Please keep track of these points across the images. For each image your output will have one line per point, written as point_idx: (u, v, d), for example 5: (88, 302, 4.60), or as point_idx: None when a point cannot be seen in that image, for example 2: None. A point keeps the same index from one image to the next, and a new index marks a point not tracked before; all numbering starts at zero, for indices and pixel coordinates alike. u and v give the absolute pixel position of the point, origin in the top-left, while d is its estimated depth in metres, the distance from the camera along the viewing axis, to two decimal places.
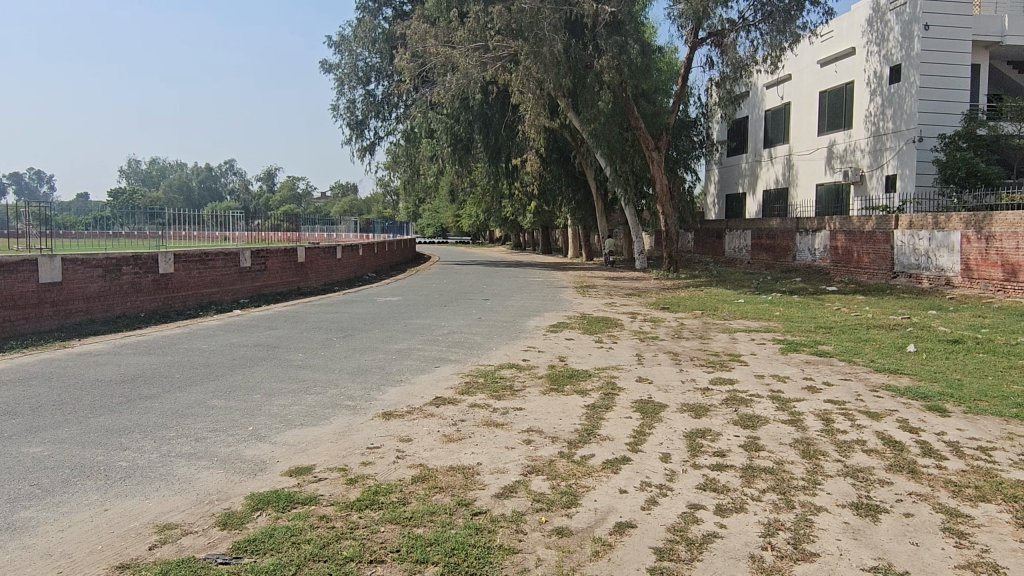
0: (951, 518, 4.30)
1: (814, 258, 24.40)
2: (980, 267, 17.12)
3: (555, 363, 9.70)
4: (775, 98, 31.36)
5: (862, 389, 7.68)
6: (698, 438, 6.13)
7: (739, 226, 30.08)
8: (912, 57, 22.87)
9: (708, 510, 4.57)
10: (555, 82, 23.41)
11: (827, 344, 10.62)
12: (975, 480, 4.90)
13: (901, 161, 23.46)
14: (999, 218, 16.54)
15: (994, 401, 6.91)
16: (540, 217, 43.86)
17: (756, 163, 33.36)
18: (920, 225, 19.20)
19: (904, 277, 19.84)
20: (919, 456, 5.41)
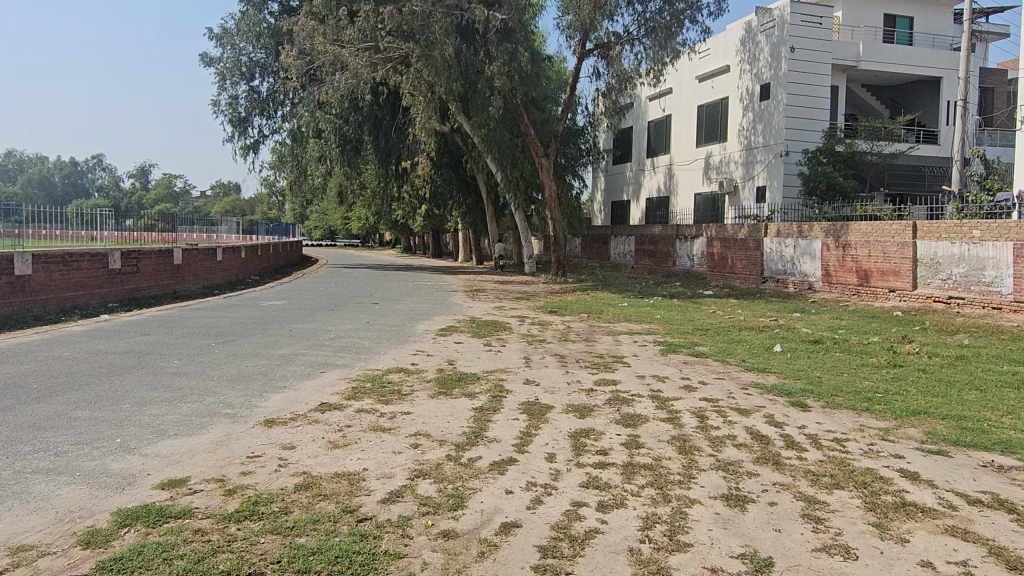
0: (809, 505, 4.64)
1: (692, 264, 25.62)
2: (838, 272, 18.52)
3: (443, 367, 9.68)
4: (656, 110, 32.73)
5: (735, 387, 8.15)
6: (582, 437, 6.30)
7: (623, 231, 31.13)
8: (780, 77, 24.46)
9: (590, 507, 4.71)
10: (447, 86, 23.45)
11: (703, 345, 11.19)
12: (831, 468, 5.31)
13: (770, 173, 25.05)
14: (854, 228, 17.98)
15: (848, 396, 7.52)
16: (431, 221, 43.57)
17: (639, 172, 34.62)
18: (786, 234, 20.62)
19: (772, 282, 21.20)
20: (783, 448, 5.81)
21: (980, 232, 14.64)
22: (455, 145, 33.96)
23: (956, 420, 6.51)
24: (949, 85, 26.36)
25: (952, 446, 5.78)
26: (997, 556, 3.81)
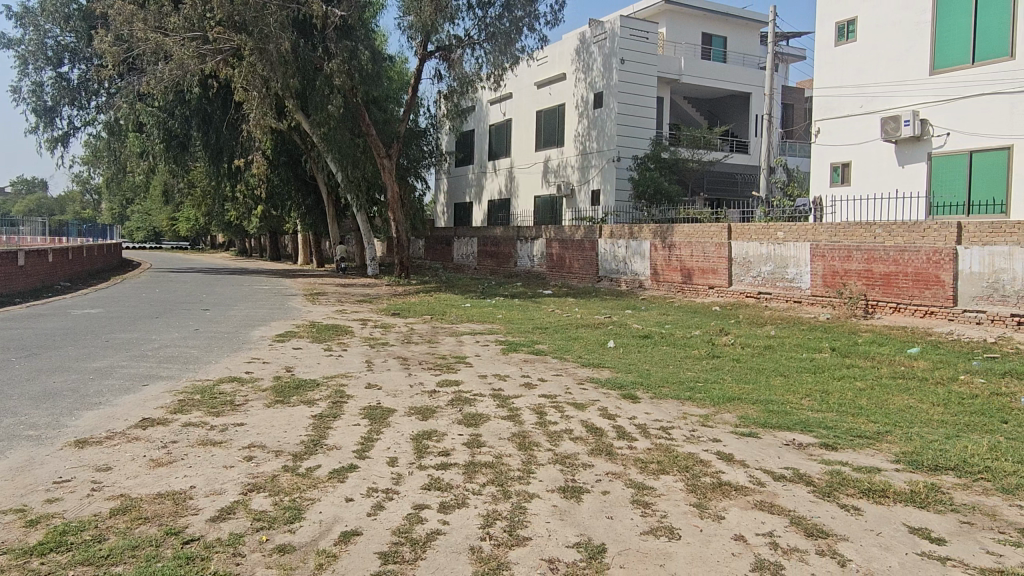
0: (638, 491, 4.92)
1: (532, 264, 26.34)
2: (664, 271, 19.79)
3: (280, 374, 9.26)
4: (497, 114, 33.33)
5: (572, 382, 8.48)
6: (424, 439, 6.27)
7: (466, 233, 31.38)
8: (612, 87, 25.75)
9: (432, 509, 4.70)
10: (283, 82, 22.51)
11: (542, 343, 11.55)
12: (658, 455, 5.66)
13: (604, 177, 26.31)
14: (678, 230, 19.30)
15: (673, 386, 8.07)
16: (268, 222, 41.62)
17: (481, 174, 35.08)
18: (619, 235, 21.75)
19: (606, 280, 22.28)
20: (615, 439, 6.12)
21: (785, 233, 16.22)
22: (292, 143, 32.63)
23: (764, 404, 7.17)
24: (757, 101, 29.01)
25: (760, 427, 6.35)
26: (797, 525, 4.23)
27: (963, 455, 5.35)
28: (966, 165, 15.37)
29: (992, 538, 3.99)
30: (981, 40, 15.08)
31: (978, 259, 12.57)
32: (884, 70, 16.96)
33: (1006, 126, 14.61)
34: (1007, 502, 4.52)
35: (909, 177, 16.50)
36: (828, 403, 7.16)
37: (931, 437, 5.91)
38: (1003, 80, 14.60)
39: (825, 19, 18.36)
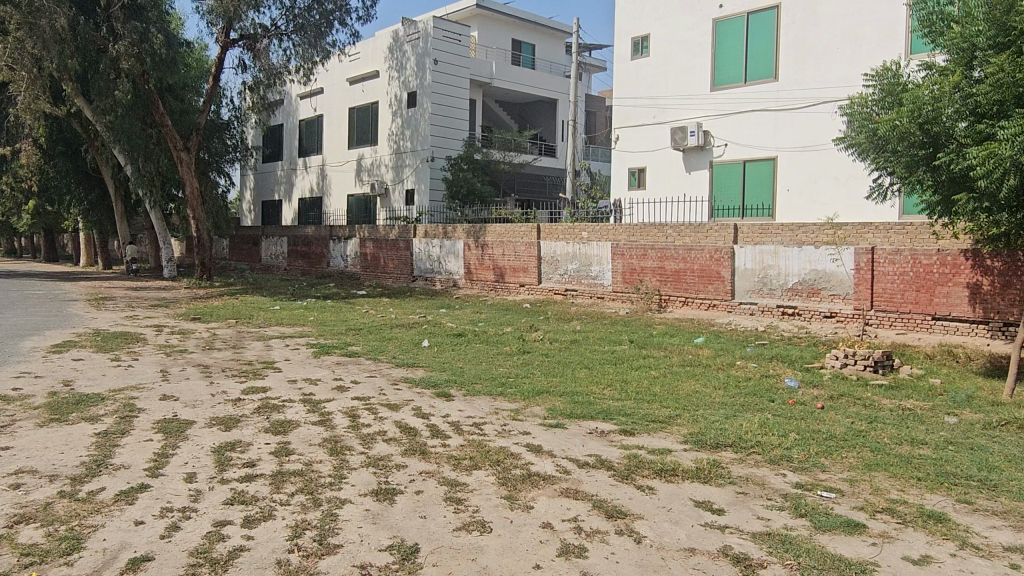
0: (451, 488, 4.96)
1: (346, 264, 25.72)
2: (478, 270, 20.16)
3: (56, 390, 8.24)
4: (307, 108, 32.12)
5: (385, 383, 8.38)
6: (226, 451, 5.89)
7: (274, 232, 29.91)
8: (425, 87, 25.80)
9: (235, 524, 4.43)
10: (58, 62, 20.08)
11: (355, 344, 11.31)
12: (471, 451, 5.75)
13: (417, 177, 26.31)
14: (490, 230, 19.75)
15: (486, 383, 8.24)
16: (41, 218, 36.95)
17: (290, 171, 33.62)
18: (433, 235, 21.85)
19: (421, 280, 22.30)
20: (428, 438, 6.13)
21: (588, 234, 17.14)
22: (71, 132, 29.21)
23: (570, 395, 7.55)
24: (563, 107, 30.74)
25: (566, 418, 6.67)
26: (598, 508, 4.49)
27: (739, 432, 5.98)
28: (740, 174, 17.17)
29: (761, 504, 4.50)
30: (751, 63, 16.91)
31: (751, 257, 14.13)
32: (674, 83, 18.45)
33: (773, 138, 16.50)
34: (774, 471, 5.11)
35: (694, 182, 18.08)
36: (627, 392, 7.70)
37: (712, 418, 6.54)
38: (771, 98, 16.51)
39: (623, 33, 19.58)
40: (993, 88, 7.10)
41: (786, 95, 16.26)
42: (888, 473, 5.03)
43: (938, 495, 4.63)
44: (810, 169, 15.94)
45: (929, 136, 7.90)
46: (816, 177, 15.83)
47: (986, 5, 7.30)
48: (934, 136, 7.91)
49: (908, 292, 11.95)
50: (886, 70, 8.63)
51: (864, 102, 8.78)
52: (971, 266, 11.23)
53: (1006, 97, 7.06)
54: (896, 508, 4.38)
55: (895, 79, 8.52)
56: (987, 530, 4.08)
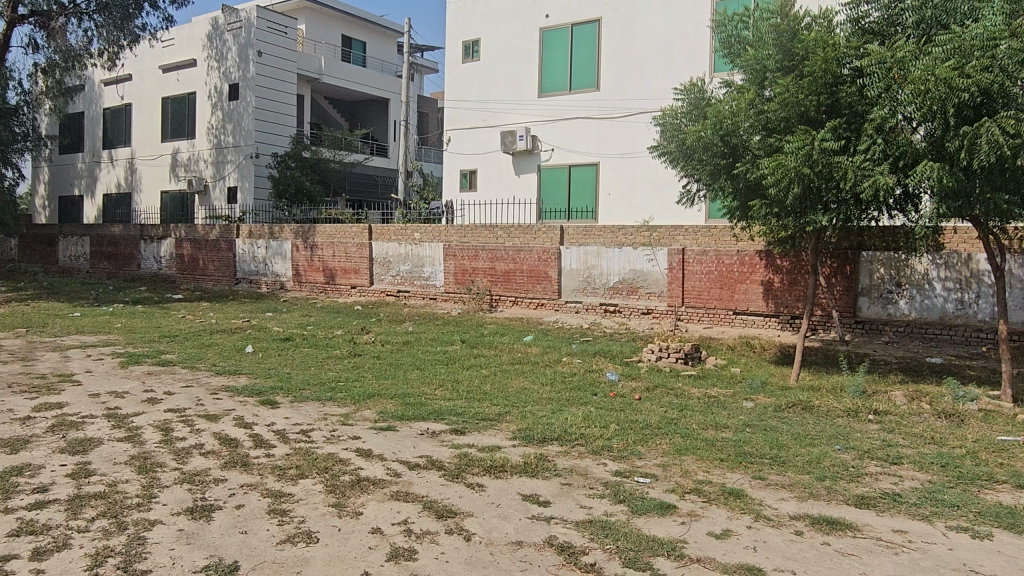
0: (275, 500, 4.74)
1: (160, 266, 23.81)
2: (306, 272, 19.45)
3: None
4: (113, 96, 29.34)
5: (204, 393, 7.84)
6: (12, 477, 5.22)
7: (74, 231, 27.01)
8: (248, 79, 24.53)
9: (22, 559, 3.94)
10: None
11: (169, 352, 10.48)
12: (297, 460, 5.53)
13: (240, 174, 24.92)
14: (319, 230, 19.15)
15: (314, 388, 7.96)
16: None
17: (93, 164, 30.52)
18: (258, 235, 20.80)
19: (245, 283, 21.14)
20: (251, 448, 5.82)
21: (420, 235, 17.11)
22: None
23: (402, 397, 7.49)
24: (395, 107, 30.81)
25: (398, 420, 6.60)
26: (429, 509, 4.49)
27: (564, 426, 6.23)
28: (566, 178, 17.90)
29: (584, 493, 4.71)
30: (575, 73, 17.70)
31: (576, 257, 14.78)
32: (503, 88, 18.88)
33: (595, 146, 17.35)
34: (595, 461, 5.37)
35: (523, 185, 18.59)
36: (459, 392, 7.76)
37: (540, 413, 6.76)
38: (593, 106, 17.36)
39: (454, 36, 19.75)
40: (781, 106, 7.91)
41: (606, 104, 17.18)
42: (695, 456, 5.46)
43: (737, 473, 5.09)
44: (630, 175, 16.91)
45: (728, 147, 8.67)
46: (635, 184, 16.82)
47: (774, 32, 8.13)
48: (733, 148, 8.69)
49: (714, 289, 13.07)
50: (693, 85, 9.34)
51: (673, 114, 9.44)
52: (765, 266, 12.52)
53: (791, 115, 7.90)
54: (702, 488, 4.76)
55: (700, 95, 9.26)
56: (777, 502, 4.55)
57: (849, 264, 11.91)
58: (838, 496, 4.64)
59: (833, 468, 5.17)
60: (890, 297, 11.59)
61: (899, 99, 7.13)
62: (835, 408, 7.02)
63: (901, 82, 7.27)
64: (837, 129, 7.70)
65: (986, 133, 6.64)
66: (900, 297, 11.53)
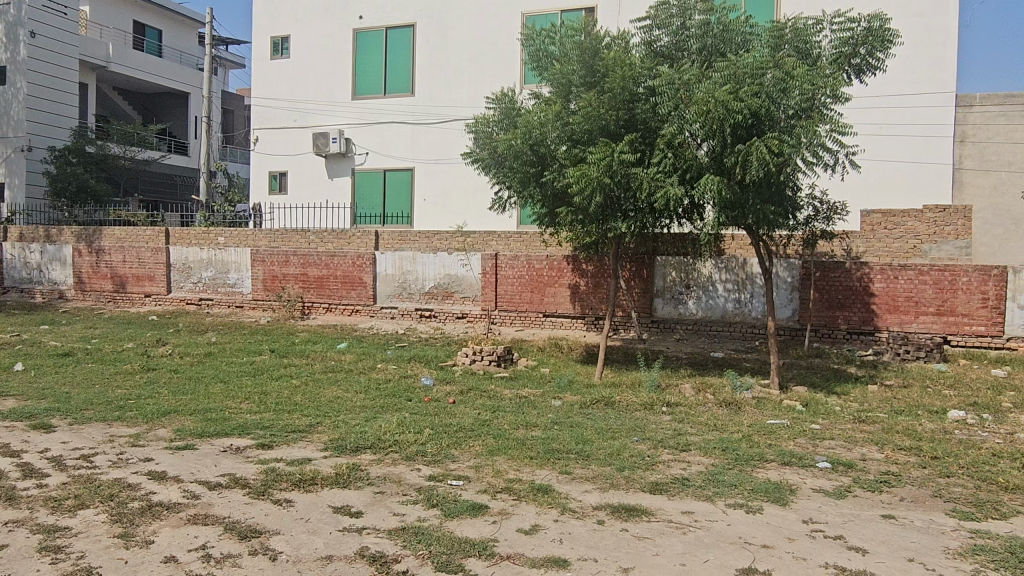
0: (48, 535, 4.22)
1: None
2: (91, 279, 17.58)
3: None
4: None
5: None
6: None
7: None
8: (18, 63, 21.77)
9: None
10: None
11: None
12: (76, 488, 4.96)
13: (8, 168, 21.97)
14: (107, 233, 17.46)
15: (99, 408, 7.20)
16: None
17: None
18: (31, 238, 18.50)
19: (14, 292, 18.65)
20: (18, 480, 5.13)
21: (224, 238, 16.13)
22: None
23: (202, 413, 6.98)
24: (196, 103, 28.93)
25: (196, 438, 6.14)
26: (230, 530, 4.21)
27: (377, 433, 6.13)
28: (380, 182, 17.68)
29: (397, 501, 4.67)
30: (389, 77, 17.57)
31: (391, 262, 14.65)
32: (314, 87, 18.29)
33: (409, 150, 17.30)
34: (409, 467, 5.35)
35: (336, 189, 18.10)
36: (266, 404, 7.38)
37: (353, 422, 6.62)
38: (407, 111, 17.31)
39: (261, 30, 18.84)
40: (585, 119, 8.38)
41: (420, 109, 17.20)
42: (507, 455, 5.62)
43: (545, 469, 5.30)
44: (444, 181, 17.03)
45: (536, 156, 9.03)
46: (450, 189, 16.96)
47: (578, 48, 8.58)
48: (541, 157, 9.07)
49: (525, 293, 13.54)
50: (504, 95, 9.58)
51: (485, 121, 9.63)
52: (571, 270, 13.17)
53: (593, 127, 8.38)
54: (512, 486, 4.90)
55: (511, 105, 9.52)
56: (581, 494, 4.80)
57: (646, 268, 12.85)
58: (635, 485, 4.98)
59: (631, 458, 5.55)
60: (680, 298, 12.67)
61: (687, 118, 7.85)
62: (633, 402, 7.55)
63: (687, 102, 7.98)
64: (633, 142, 8.30)
65: (756, 151, 7.47)
66: (689, 297, 12.63)
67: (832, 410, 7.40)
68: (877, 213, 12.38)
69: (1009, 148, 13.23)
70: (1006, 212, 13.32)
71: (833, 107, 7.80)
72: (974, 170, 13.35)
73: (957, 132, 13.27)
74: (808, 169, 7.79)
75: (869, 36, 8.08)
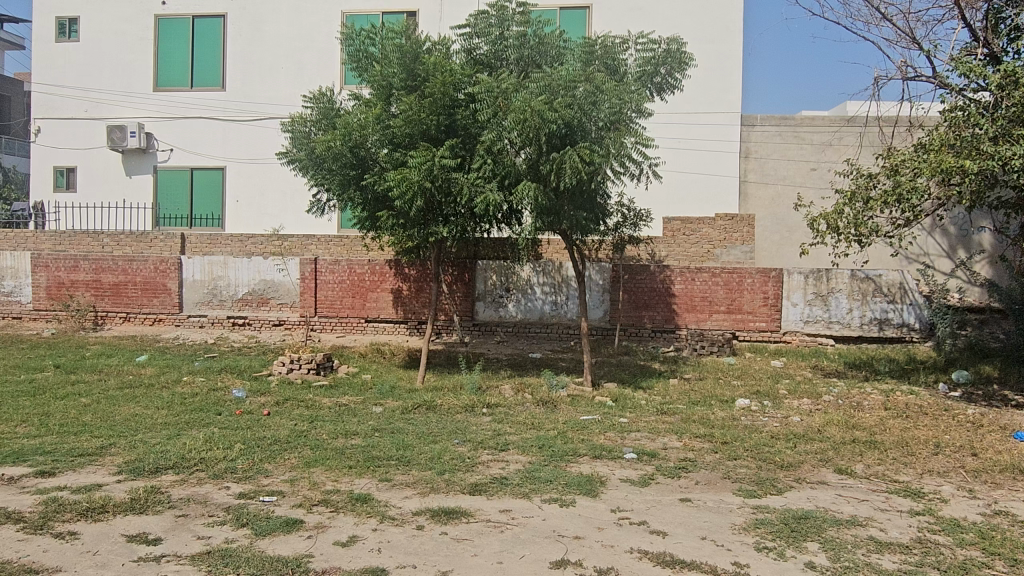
0: None
1: None
2: None
3: None
4: None
5: None
6: None
7: None
8: None
9: None
10: None
11: None
12: None
13: None
14: None
15: None
16: None
17: None
18: None
19: None
20: None
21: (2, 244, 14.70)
22: None
23: None
24: None
25: None
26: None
27: (180, 452, 5.69)
28: (187, 182, 16.47)
29: (202, 523, 4.35)
30: (195, 68, 16.42)
31: (199, 268, 13.68)
32: (108, 76, 16.67)
33: (220, 148, 16.27)
34: (216, 486, 5.01)
35: (136, 187, 16.60)
36: (48, 426, 6.59)
37: (153, 441, 6.09)
38: (216, 106, 16.24)
39: (42, 8, 16.83)
40: (406, 123, 8.32)
41: (231, 105, 16.23)
42: (324, 467, 5.44)
43: (364, 478, 5.20)
44: (259, 181, 16.20)
45: (356, 159, 8.84)
46: (265, 191, 16.16)
47: (398, 51, 8.51)
48: (361, 159, 8.90)
49: (345, 298, 13.22)
50: (322, 95, 9.26)
51: (302, 120, 9.27)
52: (394, 274, 13.07)
53: (414, 131, 8.35)
54: (329, 498, 4.75)
55: (330, 105, 9.23)
56: (401, 501, 4.75)
57: (467, 272, 13.03)
58: (455, 487, 5.02)
59: (451, 461, 5.59)
60: (501, 301, 12.98)
61: (505, 126, 8.06)
62: (455, 405, 7.61)
63: (504, 111, 8.20)
64: (454, 147, 8.38)
65: (569, 161, 7.83)
66: (509, 300, 12.97)
67: (638, 404, 7.93)
68: (677, 220, 13.44)
69: (783, 163, 14.71)
70: (781, 221, 14.83)
71: (637, 121, 8.36)
72: (755, 182, 14.78)
73: (743, 148, 14.74)
74: (616, 178, 8.29)
75: (668, 57, 8.75)
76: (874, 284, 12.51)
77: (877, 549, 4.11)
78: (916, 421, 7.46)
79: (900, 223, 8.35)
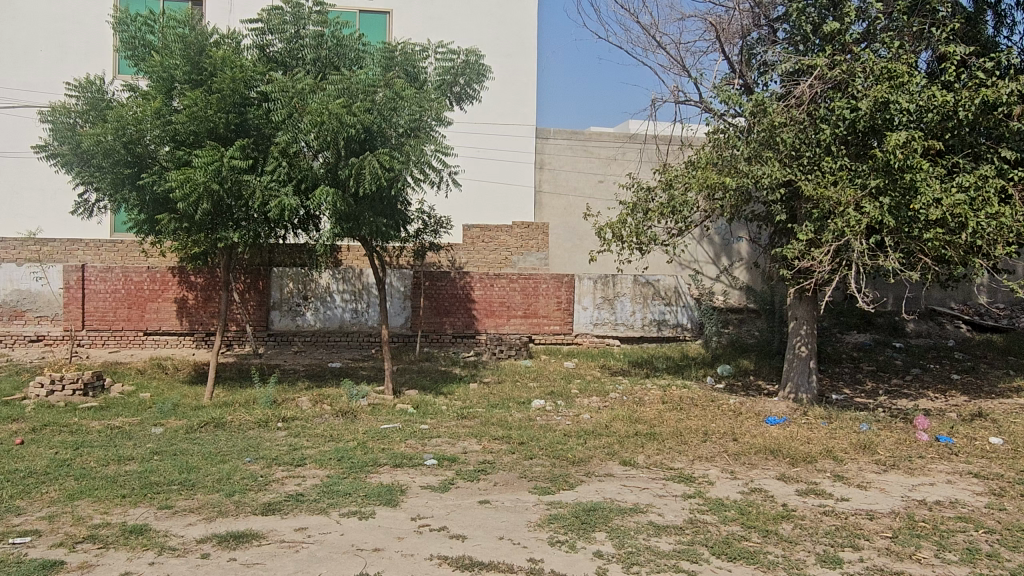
0: None
1: None
2: None
3: None
4: None
5: None
6: None
7: None
8: None
9: None
10: None
11: None
12: None
13: None
14: None
15: None
16: None
17: None
18: None
19: None
20: None
21: None
22: None
23: None
24: None
25: None
26: None
27: None
28: None
29: None
30: None
31: None
32: None
33: None
34: None
35: None
36: None
37: None
38: None
39: None
40: (189, 119, 7.70)
41: None
42: (92, 498, 4.88)
43: (140, 507, 4.73)
44: (9, 178, 14.19)
45: (132, 156, 8.05)
46: (18, 189, 14.21)
47: (180, 42, 7.86)
48: (138, 157, 8.12)
49: (120, 309, 12.00)
50: (90, 83, 8.32)
51: (65, 111, 8.26)
52: (177, 283, 12.10)
53: (199, 129, 7.76)
54: (98, 533, 4.26)
55: (99, 95, 8.32)
56: (183, 529, 4.38)
57: (261, 280, 12.38)
58: (246, 509, 4.72)
59: (242, 481, 5.25)
60: (298, 309, 12.46)
61: (301, 128, 7.76)
62: (246, 421, 7.18)
63: (301, 112, 7.89)
64: (245, 148, 7.91)
65: (369, 166, 7.75)
66: (307, 309, 12.50)
67: (439, 409, 8.00)
68: (476, 228, 13.83)
69: (574, 175, 15.50)
70: (572, 229, 15.60)
71: (437, 129, 8.46)
72: (549, 193, 15.49)
73: (538, 160, 15.44)
74: (417, 185, 8.30)
75: (466, 68, 8.94)
76: (653, 288, 13.65)
77: (656, 533, 4.48)
78: (688, 412, 8.25)
79: (674, 233, 9.18)
